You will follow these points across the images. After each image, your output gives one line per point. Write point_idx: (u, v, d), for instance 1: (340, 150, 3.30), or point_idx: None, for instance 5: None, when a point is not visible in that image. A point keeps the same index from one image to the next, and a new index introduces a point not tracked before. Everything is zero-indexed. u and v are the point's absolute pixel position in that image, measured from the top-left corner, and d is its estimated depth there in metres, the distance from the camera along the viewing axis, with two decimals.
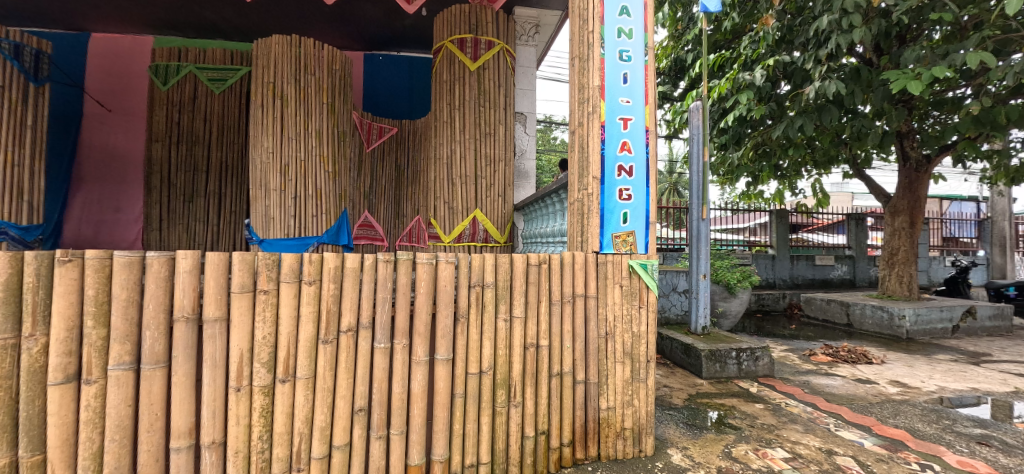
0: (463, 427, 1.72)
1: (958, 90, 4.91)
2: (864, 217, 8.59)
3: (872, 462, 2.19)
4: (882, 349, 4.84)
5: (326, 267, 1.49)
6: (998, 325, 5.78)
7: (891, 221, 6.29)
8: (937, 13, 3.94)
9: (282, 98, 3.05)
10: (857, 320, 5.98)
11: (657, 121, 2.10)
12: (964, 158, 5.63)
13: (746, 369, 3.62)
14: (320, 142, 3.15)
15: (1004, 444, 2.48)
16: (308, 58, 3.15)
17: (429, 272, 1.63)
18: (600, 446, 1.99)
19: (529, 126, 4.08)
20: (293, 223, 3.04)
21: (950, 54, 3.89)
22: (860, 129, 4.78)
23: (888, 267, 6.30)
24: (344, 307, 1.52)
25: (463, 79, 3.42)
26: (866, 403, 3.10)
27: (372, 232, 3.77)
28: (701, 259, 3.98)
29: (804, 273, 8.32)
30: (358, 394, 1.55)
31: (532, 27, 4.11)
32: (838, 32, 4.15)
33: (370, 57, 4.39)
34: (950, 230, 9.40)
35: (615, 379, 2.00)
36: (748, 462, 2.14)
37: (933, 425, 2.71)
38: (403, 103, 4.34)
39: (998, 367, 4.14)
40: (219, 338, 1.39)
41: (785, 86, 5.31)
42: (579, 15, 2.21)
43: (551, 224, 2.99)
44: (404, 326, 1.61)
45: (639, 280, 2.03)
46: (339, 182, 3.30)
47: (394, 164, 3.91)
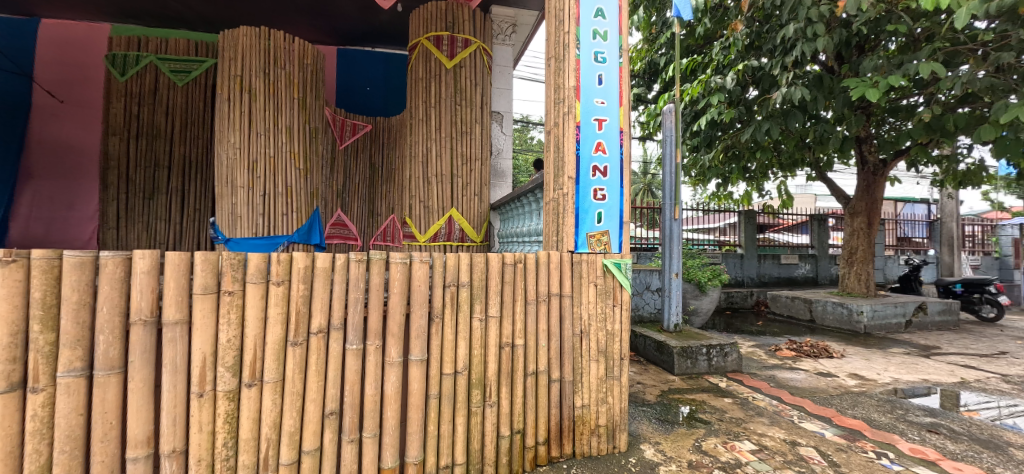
0: (437, 428, 1.71)
1: (911, 97, 5.18)
2: (826, 218, 8.97)
3: (833, 452, 2.29)
4: (843, 343, 5.07)
5: (296, 267, 1.45)
6: (947, 319, 6.13)
7: (851, 222, 6.59)
8: (893, 24, 4.15)
9: (250, 91, 2.94)
10: (820, 316, 6.24)
11: (631, 123, 2.14)
12: (917, 163, 5.95)
13: (716, 364, 3.72)
14: (290, 139, 3.06)
15: (952, 431, 2.63)
16: (278, 51, 3.05)
17: (403, 271, 1.61)
18: (575, 443, 2.01)
19: (506, 126, 4.07)
20: (262, 221, 2.95)
21: (904, 64, 4.10)
22: (822, 133, 4.98)
23: (848, 266, 6.58)
24: (315, 308, 1.48)
25: (439, 77, 3.38)
26: (827, 395, 3.23)
27: (346, 231, 3.69)
28: (673, 258, 4.07)
29: (770, 272, 8.62)
30: (328, 397, 1.52)
31: (508, 26, 4.11)
32: (803, 40, 4.31)
33: (343, 52, 4.30)
34: (904, 231, 9.93)
35: (590, 377, 2.02)
36: (717, 455, 2.20)
37: (888, 415, 2.86)
38: (377, 100, 4.26)
39: (946, 359, 4.39)
40: (180, 342, 1.32)
41: (753, 91, 5.48)
42: (556, 15, 2.21)
43: (527, 224, 3.00)
44: (377, 327, 1.58)
45: (613, 279, 2.06)
46: (311, 180, 3.22)
47: (368, 162, 3.83)
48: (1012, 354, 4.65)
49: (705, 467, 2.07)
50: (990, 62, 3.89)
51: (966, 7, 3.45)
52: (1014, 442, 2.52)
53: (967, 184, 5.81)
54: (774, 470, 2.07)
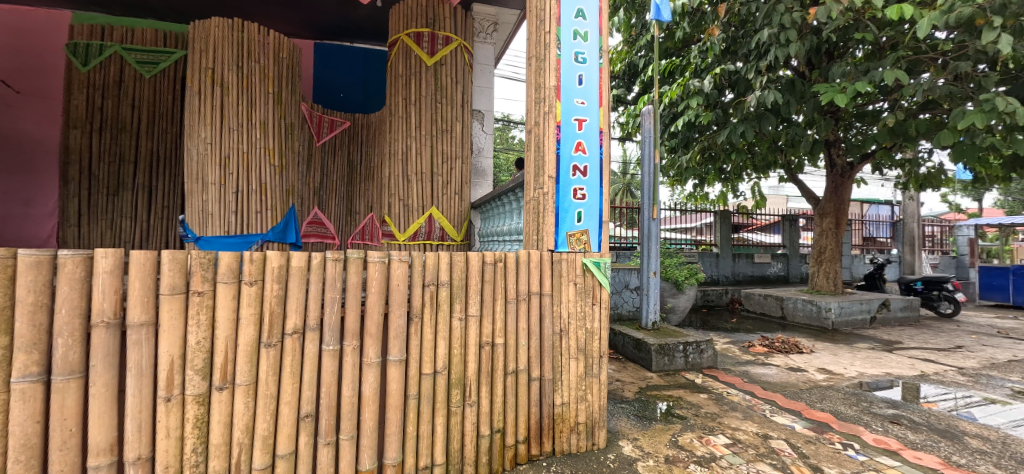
0: (417, 428, 1.69)
1: (877, 103, 5.39)
2: (797, 218, 9.26)
3: (802, 444, 2.36)
4: (812, 339, 5.24)
5: (270, 266, 1.41)
6: (909, 315, 6.42)
7: (820, 222, 6.82)
8: (860, 32, 4.31)
9: (221, 85, 2.85)
10: (790, 313, 6.45)
11: (610, 123, 2.17)
12: (882, 166, 6.20)
13: (692, 361, 3.80)
14: (264, 135, 2.98)
15: (912, 422, 2.76)
16: (252, 44, 2.96)
17: (381, 271, 1.58)
18: (554, 441, 2.02)
19: (487, 124, 4.06)
20: (235, 219, 2.87)
21: (870, 71, 4.26)
22: (794, 136, 5.13)
23: (818, 264, 6.81)
24: (289, 308, 1.45)
25: (419, 74, 3.34)
26: (797, 390, 3.34)
27: (323, 230, 3.62)
28: (651, 257, 4.13)
29: (745, 270, 8.85)
30: (304, 399, 1.49)
31: (490, 25, 4.10)
32: (776, 45, 4.43)
33: (321, 46, 4.21)
34: (869, 231, 10.35)
35: (569, 375, 2.03)
36: (693, 449, 2.25)
37: (854, 407, 2.97)
38: (356, 96, 4.19)
39: (908, 353, 4.60)
40: (145, 345, 1.27)
41: (730, 94, 5.61)
42: (536, 15, 2.21)
43: (508, 223, 3.00)
44: (354, 327, 1.55)
45: (592, 278, 2.08)
46: (286, 177, 3.14)
47: (346, 159, 3.76)
48: (967, 347, 4.90)
49: (681, 462, 2.11)
50: (949, 71, 4.08)
51: (927, 18, 3.61)
52: (969, 431, 2.65)
53: (927, 187, 6.09)
54: (747, 463, 2.12)
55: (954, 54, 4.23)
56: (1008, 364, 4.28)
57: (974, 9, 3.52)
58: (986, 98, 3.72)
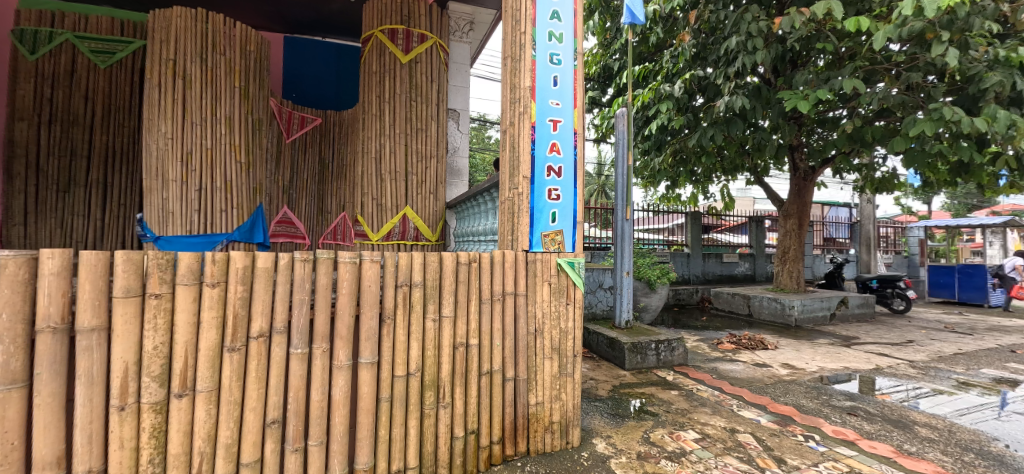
0: (389, 432, 1.66)
1: (836, 110, 5.65)
2: (763, 219, 9.59)
3: (767, 437, 2.45)
4: (777, 336, 5.44)
5: (233, 267, 1.36)
6: (865, 312, 6.76)
7: (784, 223, 7.09)
8: (822, 42, 4.50)
9: (184, 78, 2.73)
10: (757, 311, 6.68)
11: (584, 124, 2.19)
12: (841, 170, 6.50)
13: (664, 359, 3.88)
14: (230, 130, 2.87)
15: (868, 413, 2.90)
16: (217, 36, 2.85)
17: (352, 271, 1.55)
18: (529, 441, 2.02)
19: (463, 124, 4.04)
20: (197, 218, 2.75)
21: (830, 79, 4.46)
22: (761, 140, 5.32)
23: (782, 264, 7.07)
24: (255, 311, 1.40)
25: (394, 72, 3.29)
26: (763, 384, 3.46)
27: (292, 229, 3.51)
28: (625, 257, 4.20)
29: (714, 270, 9.10)
30: (270, 405, 1.44)
31: (466, 24, 4.08)
32: (744, 53, 4.58)
33: (291, 40, 4.09)
34: (830, 232, 10.82)
35: (544, 374, 2.04)
36: (664, 445, 2.29)
37: (815, 400, 3.10)
38: (328, 92, 4.10)
39: (864, 348, 4.84)
40: (97, 351, 1.20)
41: (700, 99, 5.75)
42: (512, 15, 2.20)
43: (483, 223, 3.00)
44: (324, 329, 1.51)
45: (567, 277, 2.10)
46: (253, 174, 3.04)
47: (317, 157, 3.67)
48: (917, 342, 5.19)
49: (653, 458, 2.15)
50: (902, 81, 4.32)
51: (882, 31, 3.81)
52: (919, 421, 2.81)
53: (882, 190, 6.42)
54: (716, 457, 2.19)
55: (906, 66, 4.47)
56: (953, 357, 4.56)
57: (924, 24, 3.74)
58: (935, 107, 3.95)
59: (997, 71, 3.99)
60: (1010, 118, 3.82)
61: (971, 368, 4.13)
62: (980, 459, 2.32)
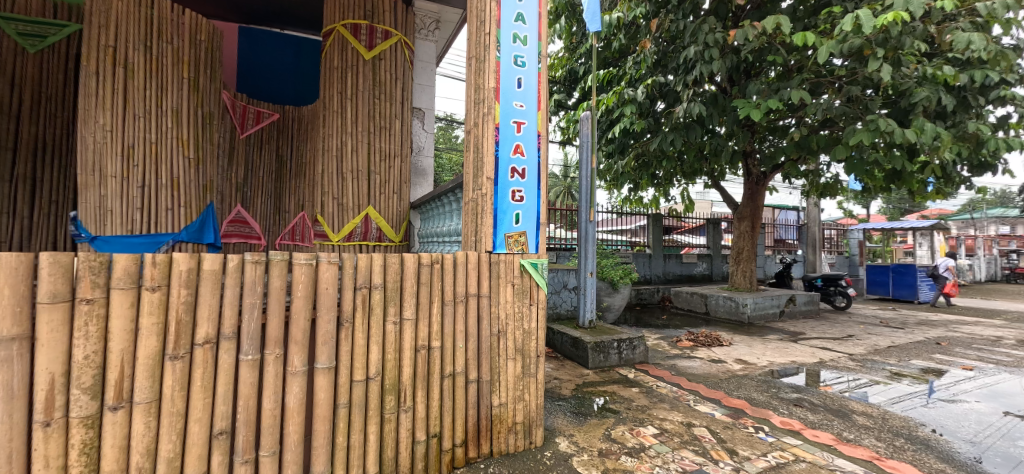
0: (347, 439, 1.62)
1: (785, 119, 5.97)
2: (719, 221, 10.00)
3: (721, 430, 2.55)
4: (731, 333, 5.70)
5: (176, 269, 1.28)
6: (811, 309, 7.19)
7: (739, 225, 7.43)
8: (773, 55, 4.75)
9: (125, 66, 2.54)
10: (713, 309, 6.96)
11: (548, 127, 2.21)
12: (789, 175, 6.88)
13: (625, 357, 3.98)
14: (177, 124, 2.71)
15: (812, 404, 3.08)
16: (163, 24, 2.69)
17: (308, 273, 1.49)
18: (492, 442, 2.02)
19: (428, 123, 4.00)
20: (141, 217, 2.58)
21: (780, 90, 4.71)
22: (717, 146, 5.56)
23: (736, 264, 7.38)
24: (200, 317, 1.32)
25: (356, 68, 3.20)
26: (717, 380, 3.61)
27: (247, 230, 3.34)
28: (588, 258, 4.27)
29: (674, 270, 9.42)
30: (218, 415, 1.37)
31: (432, 22, 4.04)
32: (701, 62, 4.77)
33: (247, 31, 3.90)
34: (780, 233, 11.42)
35: (507, 375, 2.04)
36: (624, 441, 2.35)
37: (765, 393, 3.26)
38: (287, 87, 3.94)
39: (809, 343, 5.15)
40: (17, 362, 1.11)
41: (661, 104, 5.93)
42: (477, 16, 2.20)
43: (447, 224, 2.99)
44: (277, 334, 1.45)
45: (530, 279, 2.11)
46: (204, 170, 2.89)
47: (275, 154, 3.49)
48: (855, 336, 5.58)
49: (613, 454, 2.20)
50: (843, 94, 4.63)
51: (826, 46, 4.08)
52: (857, 410, 3.01)
53: (826, 195, 6.84)
54: (673, 451, 2.26)
55: (847, 79, 4.80)
56: (888, 349, 4.92)
57: (862, 41, 4.02)
58: (871, 119, 4.26)
59: (925, 88, 4.35)
60: (935, 130, 4.17)
61: (903, 360, 4.47)
62: (909, 444, 2.51)
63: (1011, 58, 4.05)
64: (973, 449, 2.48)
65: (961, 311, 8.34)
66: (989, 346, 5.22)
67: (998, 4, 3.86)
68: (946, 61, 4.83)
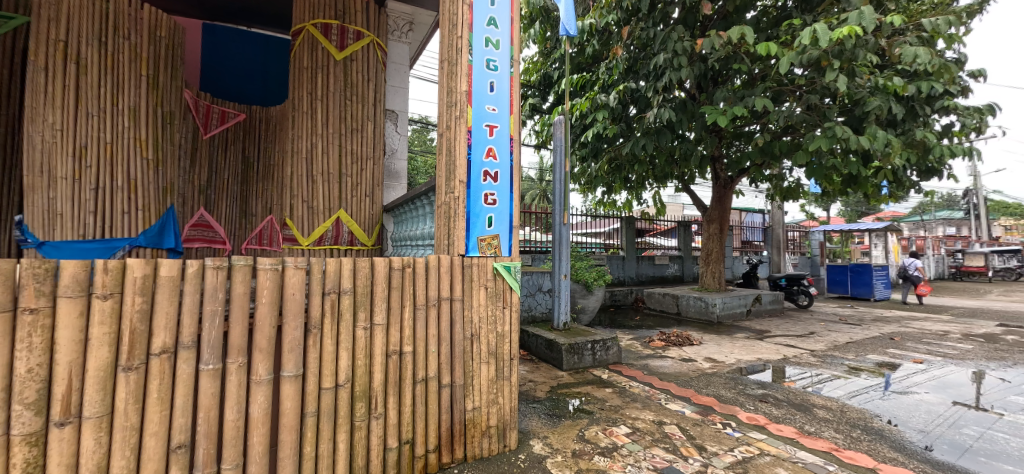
0: (315, 449, 1.57)
1: (750, 125, 6.20)
2: (689, 223, 10.29)
3: (691, 427, 2.61)
4: (701, 332, 5.85)
5: (130, 276, 1.22)
6: (775, 308, 7.47)
7: (707, 228, 7.65)
8: (739, 63, 4.93)
9: (77, 62, 2.41)
10: (684, 309, 7.13)
11: (520, 130, 2.23)
12: (754, 179, 7.15)
13: (599, 358, 4.03)
14: (135, 123, 2.59)
15: (776, 399, 3.20)
16: (120, 19, 2.58)
17: (273, 279, 1.45)
18: (465, 447, 2.00)
19: (401, 126, 3.98)
20: (93, 221, 2.45)
21: (745, 97, 4.89)
22: (686, 151, 5.72)
23: (706, 265, 7.58)
24: (156, 325, 1.27)
25: (327, 68, 3.13)
26: (688, 378, 3.70)
27: (210, 234, 3.21)
28: (563, 261, 4.31)
29: (647, 271, 9.61)
30: (176, 428, 1.31)
31: (405, 24, 4.02)
32: (671, 69, 4.91)
33: (211, 28, 3.76)
34: (746, 236, 11.81)
35: (480, 379, 2.03)
36: (597, 441, 2.38)
37: (733, 390, 3.37)
38: (254, 86, 3.82)
39: (774, 340, 5.34)
40: None
41: (633, 110, 6.05)
42: (449, 19, 2.19)
43: (420, 227, 2.98)
44: (240, 342, 1.40)
45: (503, 281, 2.11)
46: (163, 172, 2.76)
47: (240, 156, 3.38)
48: (817, 333, 5.82)
49: (587, 455, 2.22)
50: (803, 102, 4.87)
51: (787, 57, 4.27)
52: (818, 404, 3.14)
53: (788, 199, 7.13)
54: (645, 449, 2.31)
55: (806, 88, 5.02)
56: (846, 345, 5.16)
57: (820, 52, 4.23)
58: (828, 127, 4.49)
59: (877, 97, 4.61)
60: (886, 138, 4.42)
61: (859, 355, 4.70)
62: (865, 434, 2.64)
63: (953, 71, 4.34)
64: (924, 438, 2.63)
65: (913, 308, 8.84)
66: (937, 340, 5.55)
67: (940, 21, 4.14)
68: (896, 72, 5.13)
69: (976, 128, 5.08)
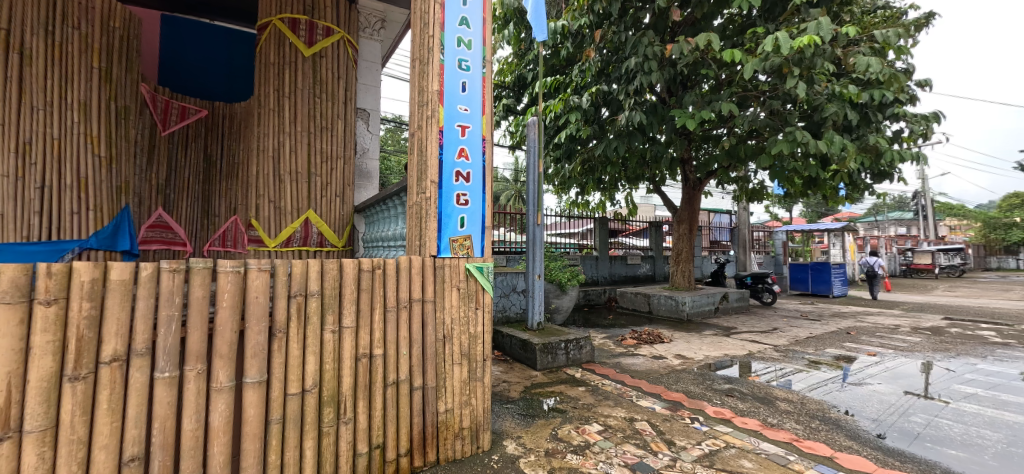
0: (281, 457, 1.53)
1: (718, 129, 6.40)
2: (660, 223, 10.52)
3: (661, 423, 2.67)
4: (672, 330, 5.99)
5: (77, 280, 1.16)
6: (742, 305, 7.73)
7: (678, 228, 7.83)
8: (707, 69, 5.08)
9: (21, 52, 2.27)
10: (655, 308, 7.29)
11: (492, 130, 2.22)
12: (722, 181, 7.38)
13: (572, 357, 4.07)
14: (85, 118, 2.45)
15: (741, 393, 3.32)
16: (68, 7, 2.43)
17: (235, 281, 1.40)
18: (438, 450, 1.98)
19: (373, 125, 3.91)
20: (40, 223, 2.31)
21: (712, 102, 5.05)
22: (657, 153, 5.85)
23: (677, 264, 7.76)
24: (106, 332, 1.20)
25: (295, 64, 3.04)
26: (658, 375, 3.78)
27: (169, 235, 3.06)
28: (537, 261, 4.33)
29: (619, 271, 9.76)
30: (128, 439, 1.24)
31: (376, 21, 3.96)
32: (641, 73, 5.02)
33: (170, 19, 3.59)
34: (715, 236, 12.16)
35: (453, 381, 2.02)
36: (570, 440, 2.40)
37: (701, 386, 3.47)
38: (217, 82, 3.67)
39: (741, 337, 5.52)
40: None
41: (605, 112, 6.14)
42: (420, 18, 2.16)
43: (392, 228, 2.94)
44: (199, 348, 1.34)
45: (475, 282, 2.10)
46: (117, 170, 2.62)
47: (202, 154, 3.22)
48: (780, 329, 6.05)
49: (559, 453, 2.24)
50: (766, 107, 5.06)
51: (751, 63, 4.44)
52: (781, 397, 3.27)
53: (753, 200, 7.39)
54: (616, 446, 2.34)
55: (770, 94, 5.23)
56: (807, 340, 5.39)
57: (782, 60, 4.41)
58: (789, 131, 4.69)
59: (834, 104, 4.84)
60: (842, 142, 4.65)
61: (819, 349, 4.92)
62: (823, 424, 2.77)
63: (902, 81, 4.61)
64: (877, 426, 2.78)
65: (867, 303, 9.33)
66: (889, 333, 5.87)
67: (890, 34, 4.38)
68: (851, 81, 5.40)
69: (923, 134, 5.40)
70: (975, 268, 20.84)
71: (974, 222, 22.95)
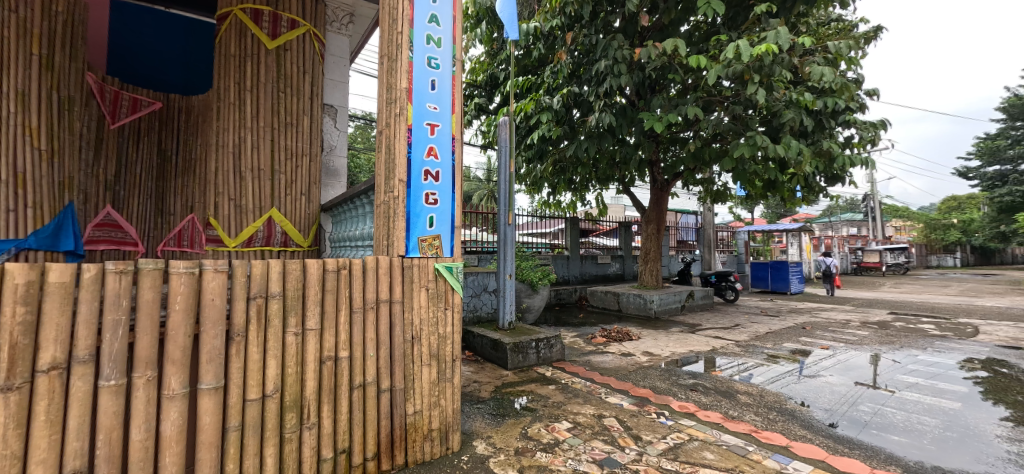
0: (239, 465, 1.47)
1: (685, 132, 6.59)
2: (630, 223, 10.74)
3: (628, 419, 2.73)
4: (640, 328, 6.12)
5: (10, 283, 1.08)
6: (706, 303, 7.99)
7: (646, 228, 8.02)
8: (674, 73, 5.21)
9: None
10: (625, 306, 7.43)
11: (462, 129, 2.21)
12: (687, 182, 7.61)
13: (543, 356, 4.10)
14: (23, 108, 2.27)
15: (705, 388, 3.43)
16: None
17: (189, 283, 1.34)
18: (407, 452, 1.95)
19: (340, 121, 3.82)
20: None
21: (678, 106, 5.19)
22: (626, 154, 5.97)
23: (645, 263, 7.94)
24: (44, 338, 1.13)
25: (257, 57, 2.93)
26: (626, 372, 3.86)
27: (119, 235, 2.89)
28: (508, 261, 4.33)
29: (590, 270, 9.90)
30: (69, 452, 1.16)
31: (345, 16, 3.85)
32: (612, 75, 5.09)
33: (120, 5, 3.38)
34: (681, 235, 12.50)
35: (421, 382, 1.99)
36: (540, 438, 2.42)
37: (667, 381, 3.57)
38: (173, 73, 3.48)
39: (705, 333, 5.70)
40: None
41: (576, 114, 6.19)
42: (389, 14, 2.12)
43: (359, 227, 2.88)
44: (148, 354, 1.27)
45: (445, 282, 2.08)
46: (60, 165, 2.45)
47: (155, 149, 3.04)
48: (741, 325, 6.29)
49: (529, 452, 2.25)
50: (729, 112, 5.25)
51: (714, 69, 4.59)
52: (741, 390, 3.40)
53: (717, 201, 7.65)
54: (584, 443, 2.38)
55: (732, 100, 5.43)
56: (767, 336, 5.62)
57: (743, 67, 4.57)
58: (750, 135, 4.88)
59: (791, 110, 5.07)
60: (799, 147, 4.88)
61: (777, 344, 5.14)
62: (780, 415, 2.90)
63: (852, 90, 4.88)
64: (829, 416, 2.93)
65: (822, 299, 9.83)
66: (840, 328, 6.21)
67: (842, 45, 4.62)
68: (806, 89, 5.67)
69: (872, 140, 5.72)
70: (917, 265, 22.30)
71: (916, 223, 24.61)
